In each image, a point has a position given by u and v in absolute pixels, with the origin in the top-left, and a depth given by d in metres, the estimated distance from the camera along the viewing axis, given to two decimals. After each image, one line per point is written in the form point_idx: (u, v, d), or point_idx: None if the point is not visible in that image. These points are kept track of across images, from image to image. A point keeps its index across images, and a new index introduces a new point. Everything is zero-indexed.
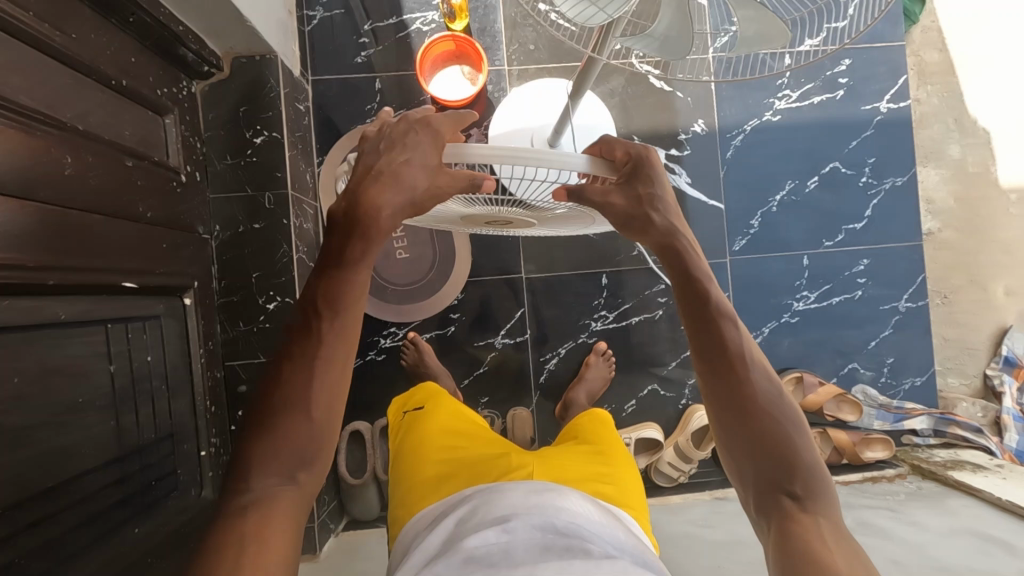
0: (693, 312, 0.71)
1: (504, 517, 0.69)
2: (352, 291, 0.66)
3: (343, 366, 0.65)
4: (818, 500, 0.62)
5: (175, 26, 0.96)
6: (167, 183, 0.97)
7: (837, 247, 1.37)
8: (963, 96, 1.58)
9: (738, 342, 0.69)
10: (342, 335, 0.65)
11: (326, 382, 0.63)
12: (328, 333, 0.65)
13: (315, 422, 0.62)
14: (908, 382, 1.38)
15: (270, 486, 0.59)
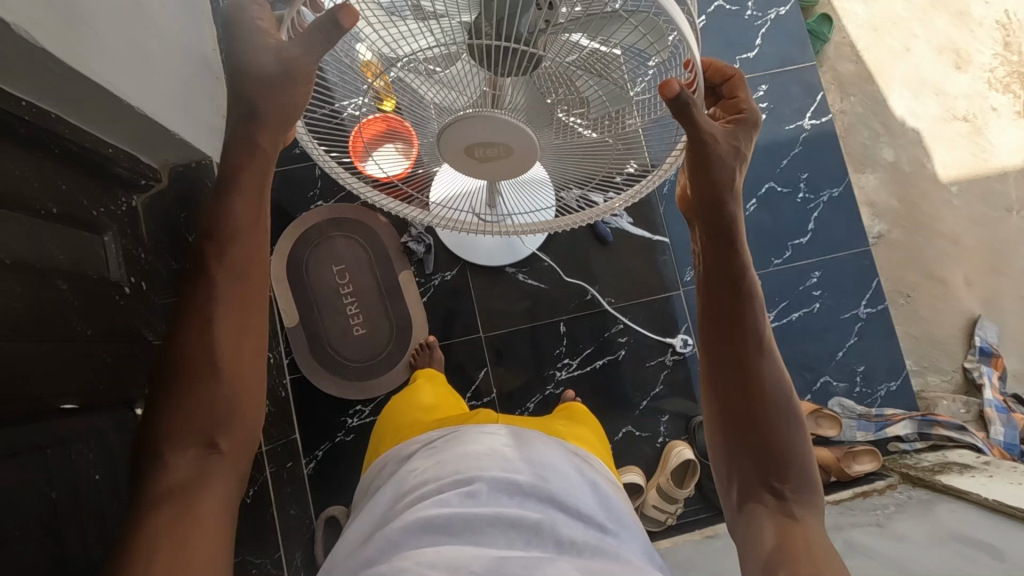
0: (718, 290, 0.72)
1: (467, 479, 0.75)
2: (244, 255, 0.66)
3: (248, 303, 0.66)
4: (797, 493, 0.68)
5: (104, 148, 1.01)
6: (108, 299, 0.99)
7: (786, 264, 1.39)
8: (886, 101, 1.63)
9: (758, 325, 0.71)
10: (235, 293, 0.65)
11: (229, 343, 0.64)
12: (226, 297, 0.65)
13: (224, 372, 0.63)
14: (883, 389, 1.37)
15: (186, 463, 0.61)
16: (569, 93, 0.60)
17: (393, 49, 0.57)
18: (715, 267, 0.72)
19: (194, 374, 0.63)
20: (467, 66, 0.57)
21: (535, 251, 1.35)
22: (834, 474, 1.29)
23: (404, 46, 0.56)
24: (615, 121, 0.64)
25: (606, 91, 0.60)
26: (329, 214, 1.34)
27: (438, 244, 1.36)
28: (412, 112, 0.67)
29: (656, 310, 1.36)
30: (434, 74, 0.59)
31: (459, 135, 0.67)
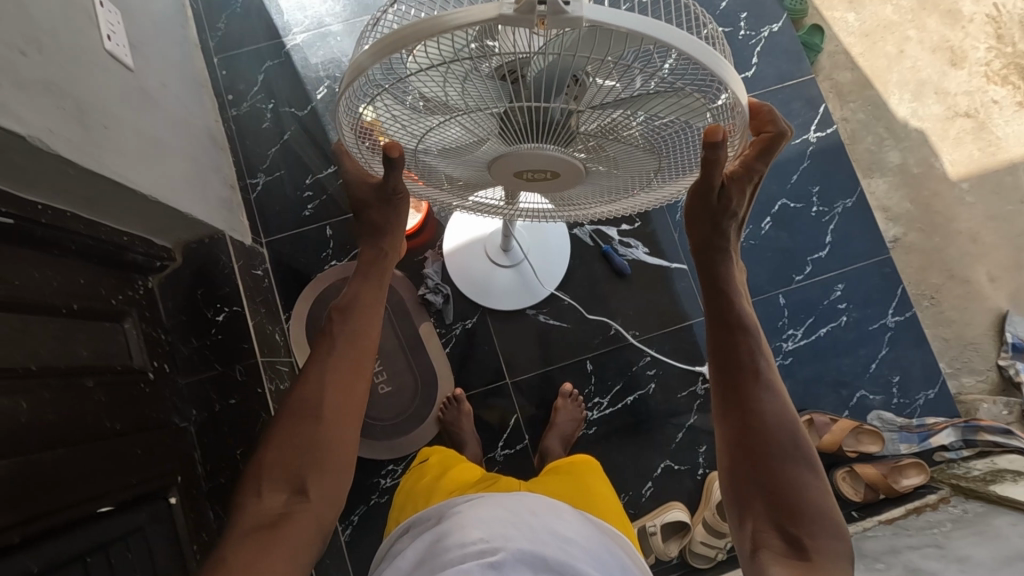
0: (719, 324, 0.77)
1: (491, 548, 0.67)
2: (362, 328, 0.75)
3: (356, 369, 0.73)
4: (814, 522, 0.65)
5: (118, 237, 1.00)
6: (129, 388, 0.97)
7: (808, 279, 1.37)
8: (886, 105, 1.63)
9: (756, 363, 0.74)
10: (351, 358, 0.73)
11: (339, 395, 0.70)
12: (342, 358, 0.73)
13: (325, 422, 0.68)
14: (921, 398, 1.33)
15: (281, 496, 0.64)
16: (615, 152, 0.57)
17: (413, 129, 0.56)
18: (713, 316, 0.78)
19: (301, 419, 0.68)
20: (497, 143, 0.56)
21: (553, 291, 1.34)
22: (883, 491, 1.25)
23: (431, 132, 0.56)
24: (664, 166, 0.60)
25: (654, 148, 0.56)
26: (342, 274, 1.33)
27: (456, 293, 1.35)
28: (441, 171, 0.66)
29: (681, 339, 1.34)
30: (459, 148, 0.58)
31: (505, 167, 0.60)
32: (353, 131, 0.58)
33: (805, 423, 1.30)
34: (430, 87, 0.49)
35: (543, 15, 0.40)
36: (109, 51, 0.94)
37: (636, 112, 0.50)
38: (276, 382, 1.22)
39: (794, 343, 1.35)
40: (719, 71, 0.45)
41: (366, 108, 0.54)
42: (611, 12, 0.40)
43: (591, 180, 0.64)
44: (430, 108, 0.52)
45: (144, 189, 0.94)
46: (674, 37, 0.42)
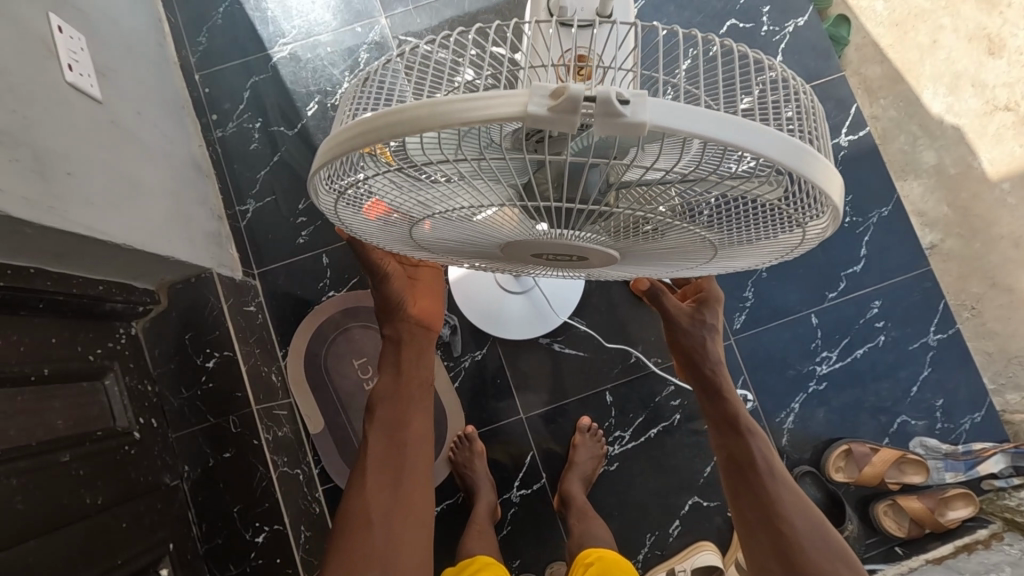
0: (717, 417, 0.89)
1: None
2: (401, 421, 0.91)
3: (398, 469, 0.88)
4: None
5: (95, 287, 0.91)
6: (112, 454, 0.89)
7: (842, 296, 1.27)
8: (920, 100, 1.52)
9: (757, 447, 0.85)
10: (392, 460, 0.89)
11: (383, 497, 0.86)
12: (385, 460, 0.88)
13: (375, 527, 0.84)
14: (967, 422, 1.23)
15: None
16: (661, 242, 0.47)
17: (416, 212, 0.46)
18: (711, 411, 0.90)
19: (356, 529, 0.84)
20: (517, 230, 0.46)
21: (568, 318, 1.24)
22: (929, 526, 1.18)
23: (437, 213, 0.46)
24: (719, 251, 0.50)
25: (710, 238, 0.47)
26: (344, 305, 1.24)
27: (464, 324, 1.26)
28: (444, 244, 0.56)
29: None
30: (472, 230, 0.49)
31: (524, 249, 0.50)
32: (343, 210, 0.48)
33: (842, 453, 1.21)
34: (434, 175, 0.40)
35: (590, 110, 0.31)
36: (71, 83, 0.84)
37: (694, 202, 0.41)
38: (278, 431, 1.13)
39: (829, 366, 1.26)
40: (811, 174, 0.35)
41: (360, 187, 0.44)
42: (680, 112, 0.31)
43: (625, 261, 0.55)
44: (436, 194, 0.43)
45: (116, 239, 0.85)
46: (754, 138, 0.32)
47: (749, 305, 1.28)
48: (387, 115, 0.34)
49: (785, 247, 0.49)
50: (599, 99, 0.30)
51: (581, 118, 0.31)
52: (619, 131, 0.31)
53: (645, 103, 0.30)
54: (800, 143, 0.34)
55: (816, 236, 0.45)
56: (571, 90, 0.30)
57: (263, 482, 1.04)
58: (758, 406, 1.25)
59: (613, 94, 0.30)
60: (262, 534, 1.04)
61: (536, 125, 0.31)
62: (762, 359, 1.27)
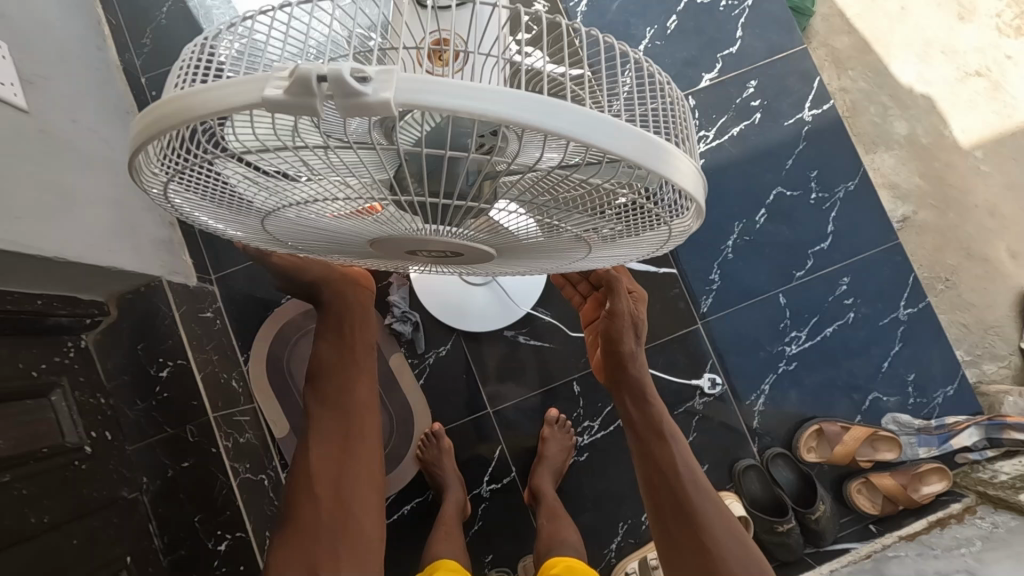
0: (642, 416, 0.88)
1: None
2: (340, 385, 0.85)
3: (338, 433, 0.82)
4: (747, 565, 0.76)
5: (34, 302, 0.89)
6: (60, 471, 0.87)
7: (810, 274, 1.25)
8: (889, 69, 1.48)
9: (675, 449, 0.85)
10: (334, 423, 0.83)
11: (325, 460, 0.81)
12: (327, 423, 0.83)
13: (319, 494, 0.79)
14: (940, 395, 1.22)
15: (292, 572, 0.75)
16: (535, 236, 0.45)
17: (272, 211, 0.43)
18: (636, 413, 0.89)
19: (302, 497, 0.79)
20: (382, 230, 0.44)
21: (532, 309, 1.22)
22: (902, 503, 1.17)
23: (290, 212, 0.42)
24: (596, 248, 0.50)
25: (586, 231, 0.45)
26: (303, 307, 1.22)
27: (426, 320, 1.24)
28: (313, 245, 0.52)
29: (676, 350, 1.25)
30: (334, 230, 0.46)
31: (395, 247, 0.47)
32: (183, 206, 0.44)
33: (814, 433, 1.20)
34: (278, 171, 0.36)
35: (330, 96, 0.27)
36: None
37: (560, 192, 0.38)
38: (242, 436, 1.12)
39: (798, 346, 1.24)
40: (669, 173, 0.34)
41: (190, 184, 0.39)
42: (437, 84, 0.27)
43: (510, 256, 0.52)
44: (290, 195, 0.39)
45: (47, 251, 0.83)
46: (605, 135, 0.30)
47: (716, 288, 1.26)
48: (187, 103, 0.30)
49: (656, 244, 0.49)
50: (330, 77, 0.26)
51: (322, 101, 0.28)
52: (369, 114, 0.28)
53: (391, 81, 0.27)
54: (651, 137, 0.32)
55: (681, 232, 0.46)
56: (299, 67, 0.27)
57: (224, 490, 1.04)
58: (728, 389, 1.24)
59: (345, 69, 0.26)
60: (224, 542, 1.04)
61: (281, 110, 0.28)
62: (730, 342, 1.25)
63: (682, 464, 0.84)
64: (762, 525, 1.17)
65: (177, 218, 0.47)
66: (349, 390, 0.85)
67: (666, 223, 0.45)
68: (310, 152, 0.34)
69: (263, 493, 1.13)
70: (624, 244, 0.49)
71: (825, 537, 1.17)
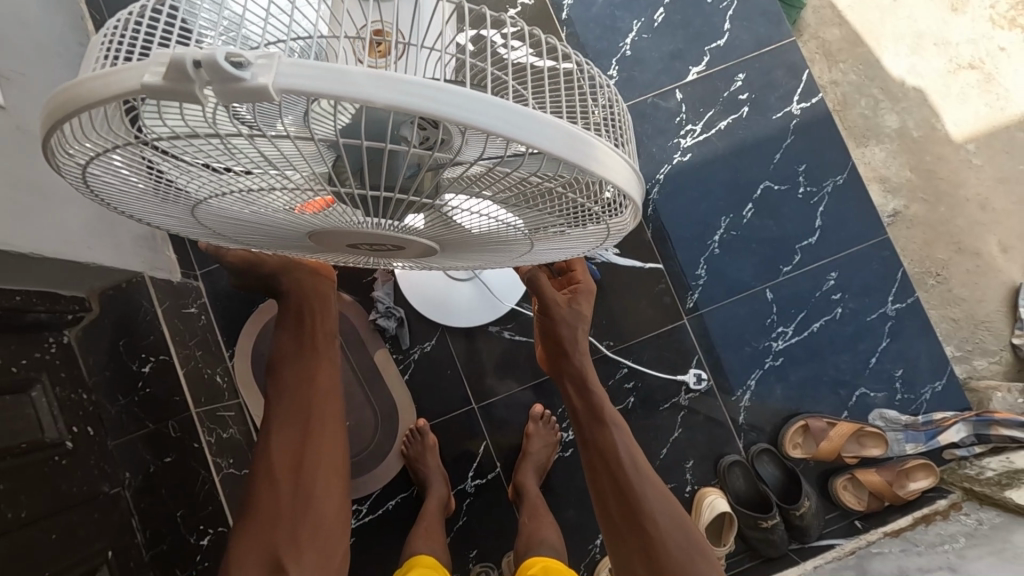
0: (589, 406, 0.85)
1: None
2: (298, 379, 0.83)
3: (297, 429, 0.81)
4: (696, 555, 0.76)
5: (12, 298, 0.89)
6: (38, 468, 0.87)
7: (797, 269, 1.24)
8: (880, 62, 1.47)
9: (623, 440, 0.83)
10: (290, 419, 0.82)
11: (286, 456, 0.80)
12: (285, 418, 0.82)
13: (280, 487, 0.78)
14: (928, 391, 1.21)
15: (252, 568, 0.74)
16: (475, 230, 0.45)
17: (206, 200, 0.42)
18: (583, 404, 0.85)
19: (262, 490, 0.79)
20: (320, 222, 0.43)
21: (517, 305, 1.22)
22: (888, 499, 1.16)
23: (223, 201, 0.42)
24: (537, 245, 0.50)
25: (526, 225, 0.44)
26: None
27: (411, 315, 1.23)
28: (251, 237, 0.51)
29: (662, 346, 1.24)
30: (269, 221, 0.45)
31: (336, 239, 0.47)
32: (108, 192, 0.42)
33: (800, 429, 1.20)
34: (205, 160, 0.36)
35: (210, 83, 0.27)
36: None
37: (498, 186, 0.38)
38: (227, 432, 1.14)
39: (785, 342, 1.23)
40: (598, 168, 0.34)
41: (112, 169, 0.38)
42: (321, 70, 0.26)
43: (454, 250, 0.51)
44: (221, 184, 0.38)
45: (14, 245, 0.82)
46: (526, 128, 0.30)
47: (703, 283, 1.25)
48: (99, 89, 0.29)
49: (596, 242, 0.50)
50: (203, 63, 0.26)
51: (201, 87, 0.27)
52: (249, 101, 0.28)
53: (270, 65, 0.27)
54: (579, 132, 0.33)
55: (619, 230, 0.47)
56: (174, 52, 0.26)
57: (205, 486, 1.06)
58: (715, 385, 1.23)
59: (219, 53, 0.26)
60: (207, 537, 1.06)
61: (163, 97, 0.28)
62: (716, 338, 1.24)
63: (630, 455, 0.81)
64: (746, 521, 1.16)
65: (101, 205, 0.46)
66: (311, 384, 0.83)
67: (604, 222, 0.45)
68: (235, 140, 0.33)
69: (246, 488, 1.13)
70: (567, 240, 0.49)
71: (810, 533, 1.16)
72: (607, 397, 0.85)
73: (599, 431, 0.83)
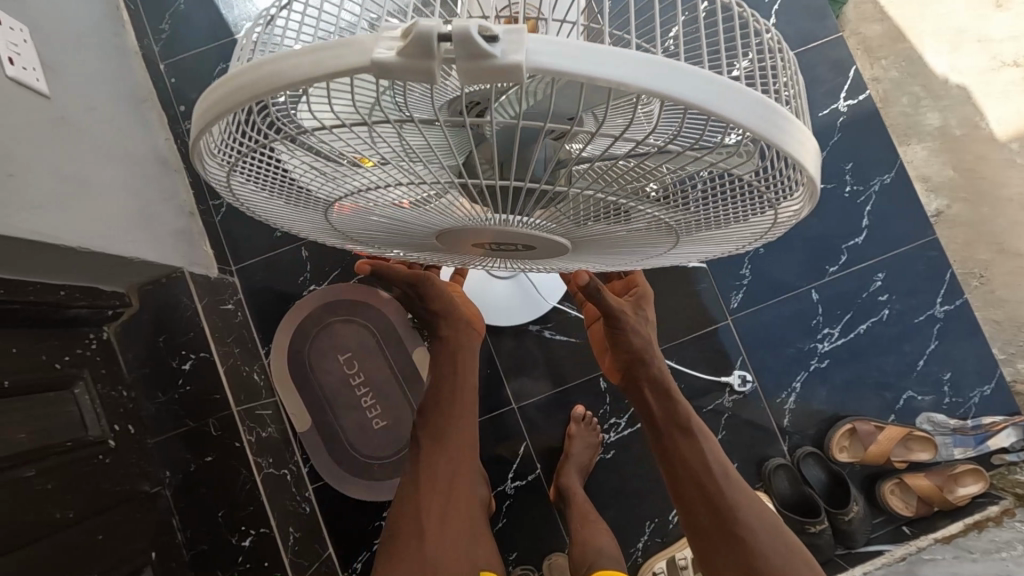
0: (665, 416, 0.83)
1: None
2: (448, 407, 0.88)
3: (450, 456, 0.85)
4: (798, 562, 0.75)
5: (55, 294, 0.87)
6: (82, 466, 0.85)
7: (843, 270, 1.22)
8: (923, 59, 1.44)
9: (705, 452, 0.81)
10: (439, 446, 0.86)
11: (436, 477, 0.83)
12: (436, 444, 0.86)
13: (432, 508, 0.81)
14: (976, 395, 1.18)
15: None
16: (612, 228, 0.43)
17: (333, 199, 0.42)
18: (661, 415, 0.84)
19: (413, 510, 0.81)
20: (449, 221, 0.43)
21: (558, 304, 1.20)
22: (937, 504, 1.15)
23: (361, 193, 0.41)
24: (683, 238, 0.47)
25: (681, 218, 0.42)
26: (324, 298, 1.20)
27: None
28: (379, 233, 0.51)
29: (704, 347, 1.22)
30: (405, 215, 0.44)
31: (469, 236, 0.46)
32: (245, 192, 0.44)
33: (846, 432, 1.17)
34: (348, 153, 0.35)
35: (453, 55, 0.26)
36: (13, 78, 0.78)
37: (653, 179, 0.36)
38: (265, 431, 1.10)
39: (831, 343, 1.21)
40: (787, 143, 0.31)
41: (250, 165, 0.39)
42: (565, 44, 0.25)
43: (590, 246, 0.50)
44: (356, 175, 0.38)
45: (71, 243, 0.81)
46: (724, 99, 0.28)
47: (746, 283, 1.23)
48: (257, 76, 0.29)
49: (755, 233, 0.46)
50: (457, 36, 0.25)
51: (439, 63, 0.26)
52: (496, 79, 0.26)
53: (521, 42, 0.25)
54: (772, 103, 0.30)
55: (789, 220, 0.42)
56: (418, 24, 0.25)
57: (247, 485, 1.01)
58: (758, 387, 1.21)
59: (474, 26, 0.25)
60: (248, 538, 1.02)
61: (390, 76, 0.26)
62: (759, 339, 1.22)
63: (716, 467, 0.80)
64: (793, 526, 1.13)
65: (243, 207, 0.48)
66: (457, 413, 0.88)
67: (770, 207, 0.41)
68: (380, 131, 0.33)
69: (285, 488, 1.11)
70: (721, 231, 0.46)
71: (857, 538, 1.14)
72: (687, 406, 0.84)
73: (681, 442, 0.82)
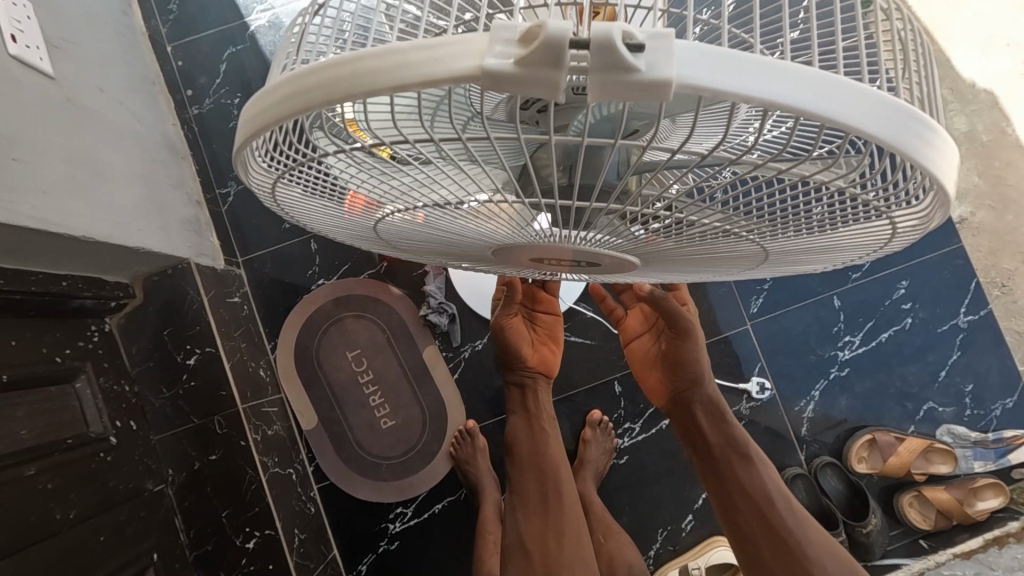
0: (720, 441, 0.81)
1: None
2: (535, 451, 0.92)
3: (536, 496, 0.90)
4: None
5: (59, 284, 0.83)
6: (86, 464, 0.82)
7: (866, 276, 1.19)
8: (952, 61, 1.40)
9: (758, 478, 0.79)
10: (531, 485, 0.91)
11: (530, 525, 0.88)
12: (525, 489, 0.91)
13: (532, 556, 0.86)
14: (998, 408, 1.16)
15: None
16: (691, 243, 0.42)
17: (390, 204, 0.41)
18: (713, 438, 0.82)
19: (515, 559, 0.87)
20: (512, 227, 0.41)
21: (573, 304, 1.16)
22: (956, 518, 1.12)
23: (421, 198, 0.39)
24: (772, 251, 0.45)
25: (767, 228, 0.40)
26: (333, 293, 1.17)
27: (462, 311, 1.18)
28: (431, 241, 0.50)
29: (720, 352, 1.19)
30: (460, 220, 0.42)
31: (532, 248, 0.45)
32: (288, 197, 0.43)
33: (866, 442, 1.15)
34: (408, 156, 0.33)
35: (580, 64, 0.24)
36: (16, 56, 0.74)
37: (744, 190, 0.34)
38: (271, 429, 1.08)
39: (851, 352, 1.18)
40: (916, 153, 0.27)
41: (297, 170, 0.38)
42: (715, 53, 0.23)
43: (666, 261, 0.48)
44: (410, 176, 0.36)
45: (77, 232, 0.77)
46: (850, 106, 0.25)
47: (767, 288, 1.20)
48: (323, 82, 0.27)
49: (863, 242, 0.43)
50: (596, 43, 0.23)
51: (566, 72, 0.24)
52: (636, 93, 0.24)
53: (670, 51, 0.23)
54: (905, 110, 0.27)
55: (911, 226, 0.38)
56: (549, 26, 0.23)
57: (252, 486, 0.99)
58: (776, 393, 1.18)
59: (616, 34, 0.23)
60: (253, 540, 0.99)
61: (502, 86, 0.24)
62: (779, 345, 1.19)
63: (771, 495, 0.78)
64: None
65: (283, 213, 0.47)
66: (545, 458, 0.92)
67: (883, 215, 0.38)
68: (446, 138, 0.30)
69: (292, 488, 1.08)
70: (813, 243, 0.43)
71: (874, 551, 1.12)
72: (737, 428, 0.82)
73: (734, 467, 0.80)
